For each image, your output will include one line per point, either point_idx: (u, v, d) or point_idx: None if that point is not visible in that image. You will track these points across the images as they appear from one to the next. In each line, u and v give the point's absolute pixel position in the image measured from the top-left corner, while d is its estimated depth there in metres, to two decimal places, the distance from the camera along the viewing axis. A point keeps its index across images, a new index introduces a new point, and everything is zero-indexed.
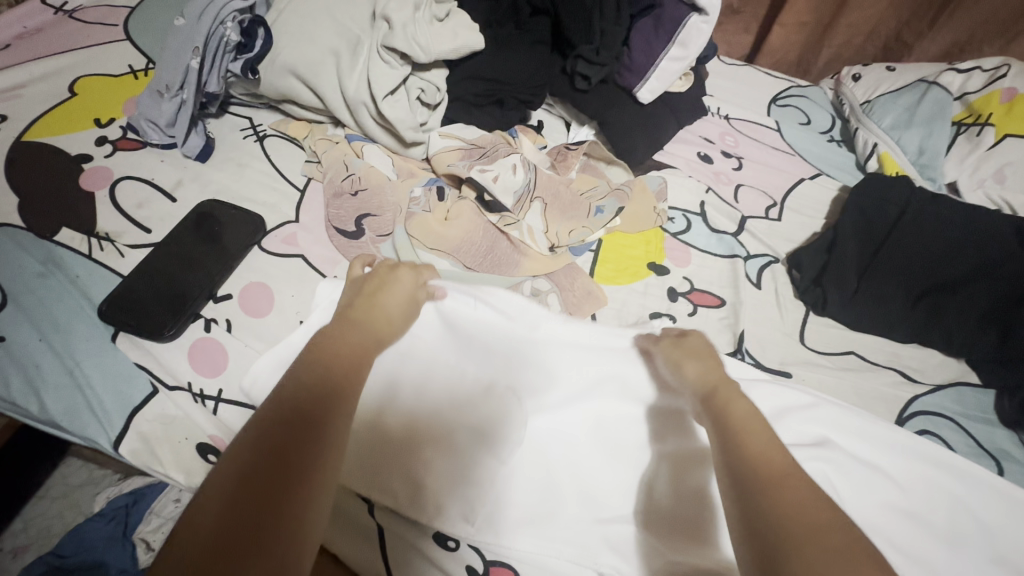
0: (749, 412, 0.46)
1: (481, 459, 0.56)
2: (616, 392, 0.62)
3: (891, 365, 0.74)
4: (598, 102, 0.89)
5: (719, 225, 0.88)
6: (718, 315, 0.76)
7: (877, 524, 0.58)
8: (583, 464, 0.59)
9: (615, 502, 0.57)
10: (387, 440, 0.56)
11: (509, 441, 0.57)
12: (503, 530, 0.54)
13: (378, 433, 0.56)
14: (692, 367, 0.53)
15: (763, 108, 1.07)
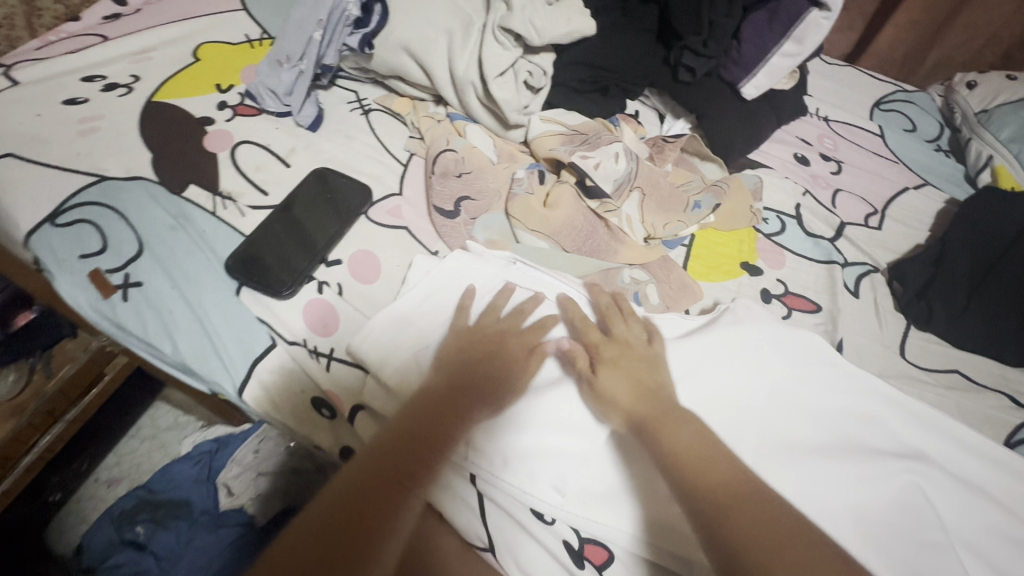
0: (692, 439, 0.50)
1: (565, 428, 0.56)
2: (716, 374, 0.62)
3: (997, 388, 0.71)
4: (701, 95, 0.88)
5: (814, 229, 0.86)
6: (814, 321, 0.74)
7: (981, 549, 0.57)
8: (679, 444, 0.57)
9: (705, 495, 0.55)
10: (482, 379, 0.57)
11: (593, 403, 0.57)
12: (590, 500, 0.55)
13: (488, 372, 0.57)
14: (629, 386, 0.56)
15: (864, 112, 1.03)
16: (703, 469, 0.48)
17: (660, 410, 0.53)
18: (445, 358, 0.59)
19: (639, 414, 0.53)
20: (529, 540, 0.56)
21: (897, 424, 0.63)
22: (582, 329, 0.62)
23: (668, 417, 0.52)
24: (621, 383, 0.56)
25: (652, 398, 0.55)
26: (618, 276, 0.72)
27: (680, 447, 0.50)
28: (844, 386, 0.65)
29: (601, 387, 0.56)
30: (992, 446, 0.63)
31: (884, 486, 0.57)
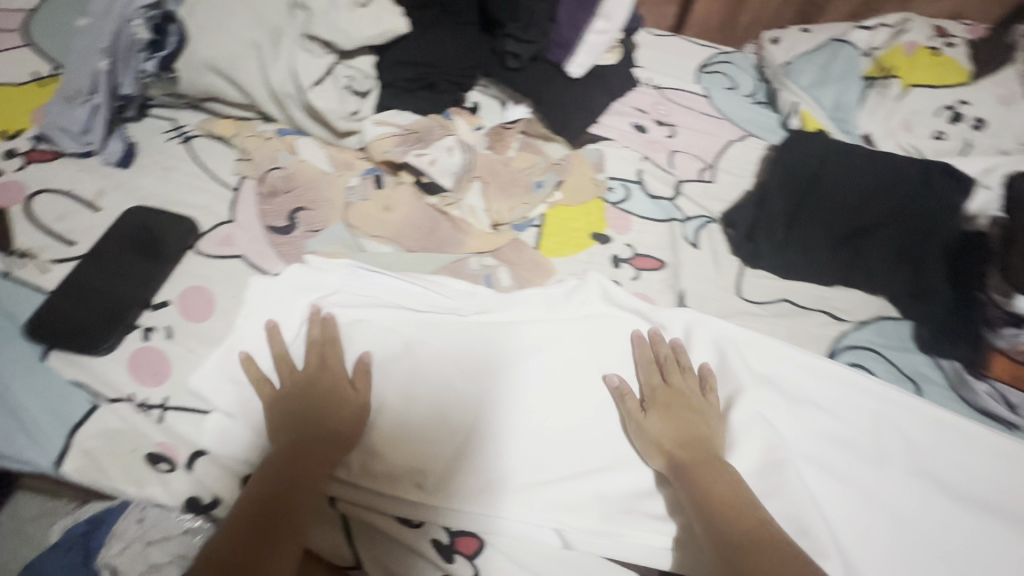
0: (728, 476, 0.56)
1: (434, 430, 0.60)
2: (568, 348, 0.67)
3: (819, 308, 0.78)
4: (530, 81, 0.91)
5: (656, 191, 0.92)
6: (660, 277, 0.79)
7: (808, 452, 0.65)
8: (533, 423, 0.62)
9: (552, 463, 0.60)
10: (312, 438, 0.55)
11: (456, 400, 0.62)
12: (455, 493, 0.57)
13: (325, 426, 0.56)
14: (661, 424, 0.60)
15: (691, 76, 1.11)
16: (730, 512, 0.53)
17: (699, 454, 0.58)
18: (292, 426, 0.56)
19: (676, 454, 0.58)
20: (401, 548, 0.55)
21: (730, 359, 0.69)
22: (667, 369, 0.66)
23: (707, 462, 0.57)
24: (667, 427, 0.60)
25: (691, 437, 0.59)
26: (467, 266, 0.73)
27: (716, 489, 0.55)
28: (674, 335, 0.71)
29: (647, 428, 0.61)
30: (815, 359, 0.71)
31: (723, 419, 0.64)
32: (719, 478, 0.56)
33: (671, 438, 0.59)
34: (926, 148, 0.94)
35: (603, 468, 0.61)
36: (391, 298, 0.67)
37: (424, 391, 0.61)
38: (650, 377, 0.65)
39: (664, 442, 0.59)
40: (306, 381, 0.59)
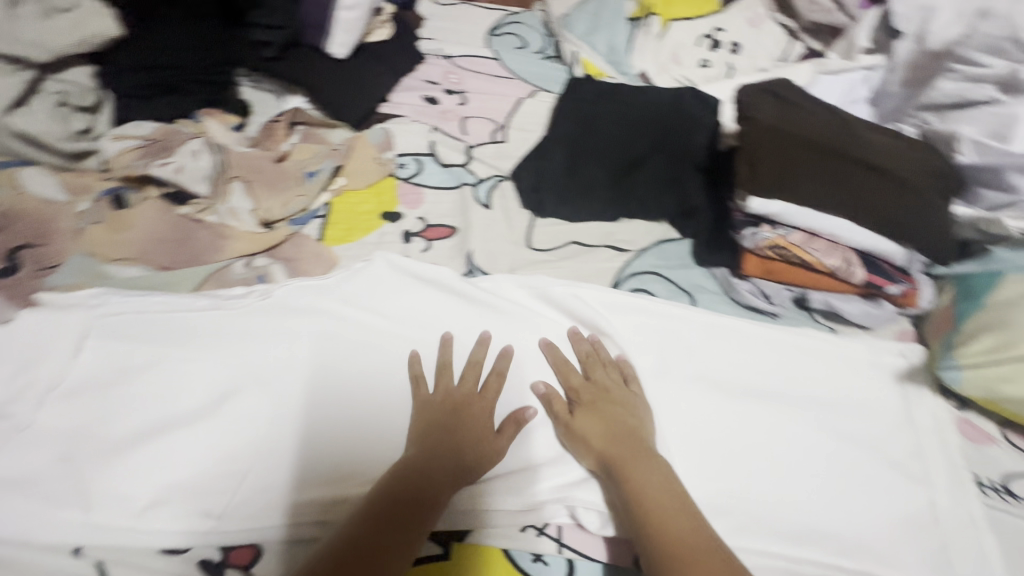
0: (660, 472, 0.56)
1: (206, 444, 0.57)
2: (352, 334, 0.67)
3: (604, 243, 0.81)
4: (292, 68, 0.88)
5: (448, 159, 0.91)
6: (450, 244, 0.79)
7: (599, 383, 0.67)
8: (315, 417, 0.61)
9: (332, 453, 0.59)
10: (475, 437, 0.59)
11: (234, 409, 0.60)
12: (225, 507, 0.54)
13: (476, 423, 0.60)
14: (591, 427, 0.61)
15: (481, 41, 1.11)
16: (659, 511, 0.53)
17: (632, 451, 0.58)
18: (448, 426, 0.60)
19: (608, 452, 0.58)
20: None
21: (507, 308, 0.71)
22: (590, 364, 0.67)
23: (635, 461, 0.57)
24: (597, 426, 0.60)
25: (624, 436, 0.59)
26: (232, 272, 0.69)
27: (647, 488, 0.55)
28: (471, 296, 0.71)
29: (582, 429, 0.61)
30: (600, 292, 0.74)
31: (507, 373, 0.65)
32: (649, 483, 0.55)
33: (602, 439, 0.59)
34: (694, 75, 1.00)
35: (394, 445, 0.60)
36: (151, 322, 0.63)
37: (190, 409, 0.59)
38: (569, 377, 0.66)
39: (593, 443, 0.59)
40: (450, 397, 0.62)
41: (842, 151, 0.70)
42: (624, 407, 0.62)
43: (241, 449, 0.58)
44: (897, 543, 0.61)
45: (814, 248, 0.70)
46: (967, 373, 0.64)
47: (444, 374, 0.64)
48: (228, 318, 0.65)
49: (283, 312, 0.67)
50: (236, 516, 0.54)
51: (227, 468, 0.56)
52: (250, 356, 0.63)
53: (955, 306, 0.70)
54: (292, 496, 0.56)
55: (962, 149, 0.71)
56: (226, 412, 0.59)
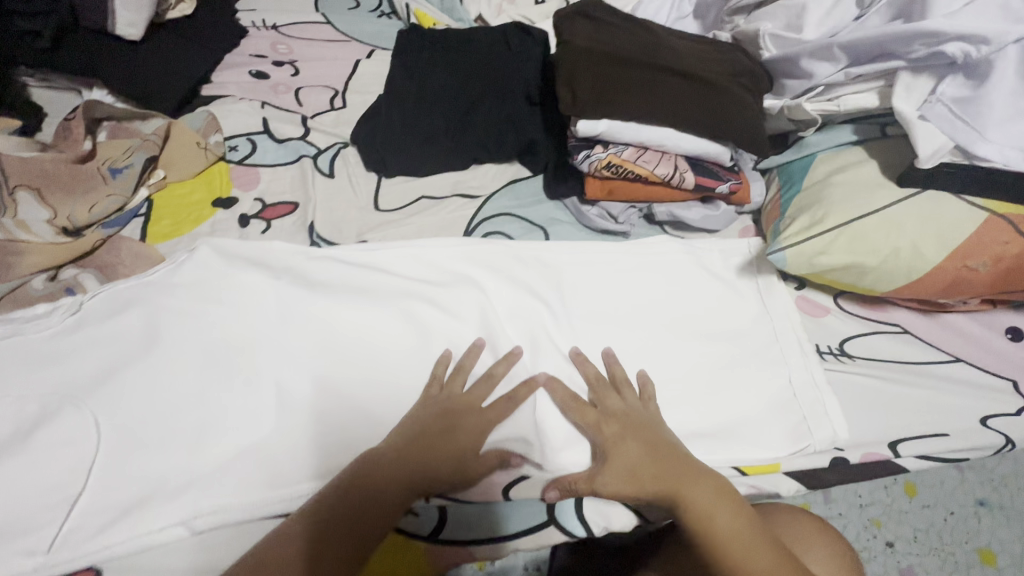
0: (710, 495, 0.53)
1: (17, 475, 0.50)
2: (190, 328, 0.60)
3: (454, 193, 0.80)
4: (80, 56, 0.80)
5: (284, 134, 0.86)
6: (291, 220, 0.75)
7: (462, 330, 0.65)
8: (157, 425, 0.55)
9: (178, 459, 0.54)
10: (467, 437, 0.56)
11: (53, 432, 0.53)
12: (50, 539, 0.48)
13: (473, 434, 0.56)
14: (633, 458, 0.55)
15: (309, 6, 1.04)
16: (732, 541, 0.50)
17: (682, 476, 0.53)
18: (426, 426, 0.56)
19: (659, 483, 0.53)
20: None
21: (356, 276, 0.68)
22: (599, 392, 0.61)
23: (688, 485, 0.53)
24: (638, 456, 0.55)
25: (666, 460, 0.55)
26: (31, 289, 0.62)
27: (707, 511, 0.52)
28: (319, 270, 0.67)
29: (623, 458, 0.55)
30: (452, 242, 0.72)
31: (364, 338, 0.63)
32: (710, 502, 0.52)
33: (648, 470, 0.54)
34: (529, 13, 0.98)
35: (253, 438, 0.56)
36: None
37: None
38: (585, 413, 0.59)
39: (637, 474, 0.54)
40: (468, 397, 0.58)
41: (653, 62, 0.71)
42: (659, 436, 0.57)
43: (64, 476, 0.51)
44: (762, 420, 0.63)
45: (644, 160, 0.72)
46: (791, 252, 0.66)
47: (459, 376, 0.60)
48: (33, 341, 0.58)
49: (102, 318, 0.60)
50: (74, 545, 0.48)
51: (48, 498, 0.50)
52: (66, 376, 0.56)
53: (781, 195, 0.74)
54: (133, 511, 0.51)
55: (764, 45, 0.74)
56: (46, 436, 0.53)
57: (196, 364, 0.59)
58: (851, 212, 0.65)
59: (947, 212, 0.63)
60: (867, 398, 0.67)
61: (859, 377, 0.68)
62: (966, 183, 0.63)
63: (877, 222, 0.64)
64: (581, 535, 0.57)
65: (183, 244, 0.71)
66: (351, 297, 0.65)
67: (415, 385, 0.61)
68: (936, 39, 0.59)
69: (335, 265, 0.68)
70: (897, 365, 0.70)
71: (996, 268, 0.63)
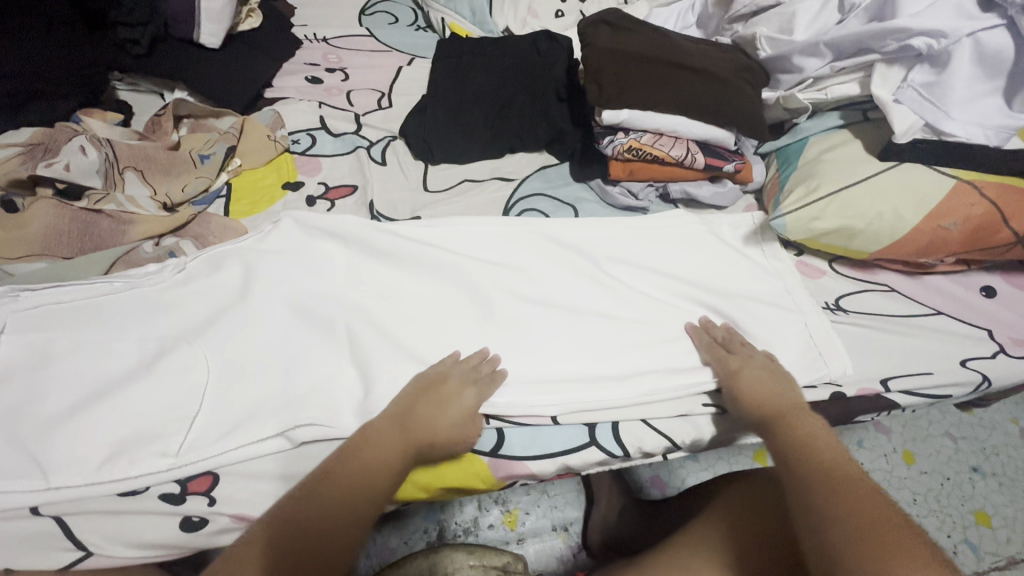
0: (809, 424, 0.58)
1: (146, 397, 0.59)
2: (277, 285, 0.70)
3: (492, 177, 0.91)
4: (166, 60, 0.91)
5: (340, 129, 0.97)
6: (353, 199, 0.86)
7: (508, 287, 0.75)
8: (255, 361, 0.65)
9: (275, 387, 0.63)
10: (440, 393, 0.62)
11: (170, 363, 0.62)
12: (177, 448, 0.58)
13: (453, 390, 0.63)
14: (751, 386, 0.64)
15: (354, 21, 1.18)
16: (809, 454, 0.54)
17: (790, 405, 0.61)
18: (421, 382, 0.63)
19: (773, 407, 0.61)
20: (131, 519, 0.56)
21: (413, 243, 0.77)
22: (730, 343, 0.71)
23: (796, 411, 0.60)
24: (762, 385, 0.64)
25: (783, 394, 0.63)
26: (140, 252, 0.72)
27: (807, 429, 0.57)
28: (380, 238, 0.77)
29: (745, 381, 0.65)
30: (494, 217, 0.83)
31: (425, 293, 0.73)
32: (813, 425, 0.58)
33: (767, 395, 0.63)
34: (551, 25, 1.11)
35: (335, 372, 0.65)
36: (72, 303, 0.65)
37: (123, 371, 0.61)
38: (717, 352, 0.70)
39: (756, 394, 0.63)
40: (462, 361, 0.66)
41: (667, 61, 0.83)
42: (782, 376, 0.66)
43: (183, 397, 0.60)
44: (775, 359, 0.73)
45: (661, 143, 0.83)
46: (790, 218, 0.77)
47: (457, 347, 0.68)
48: (148, 294, 0.67)
49: (204, 274, 0.70)
50: (198, 450, 0.58)
51: (171, 415, 0.59)
52: (178, 321, 0.66)
53: (779, 174, 0.85)
54: (242, 427, 0.60)
55: (761, 46, 0.85)
56: (165, 367, 0.62)
57: (286, 312, 0.69)
58: (840, 183, 0.76)
59: (922, 179, 0.74)
60: (861, 344, 0.77)
61: (853, 327, 0.78)
62: (938, 155, 0.74)
63: (862, 192, 0.75)
64: (619, 453, 0.66)
65: (263, 219, 0.81)
66: (413, 260, 0.76)
67: (470, 331, 0.71)
68: (905, 34, 0.71)
69: (396, 234, 0.78)
70: (887, 317, 0.80)
71: (966, 227, 0.74)
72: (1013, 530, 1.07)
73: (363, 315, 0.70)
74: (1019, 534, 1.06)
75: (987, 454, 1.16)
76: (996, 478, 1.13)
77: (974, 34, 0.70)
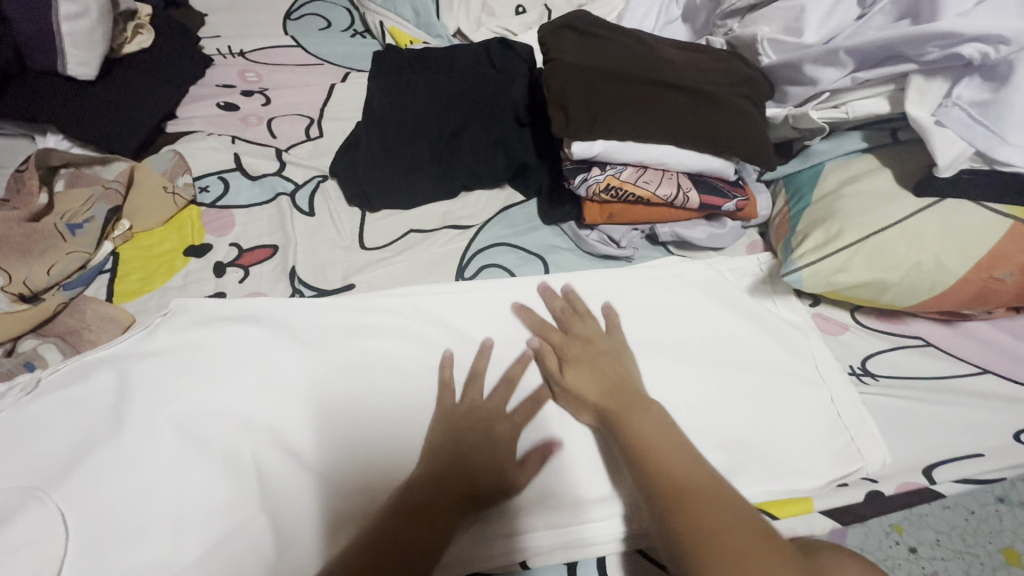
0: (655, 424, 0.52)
1: None
2: (164, 404, 0.55)
3: (444, 225, 0.75)
4: (26, 100, 0.74)
5: (258, 170, 0.80)
6: (271, 266, 0.70)
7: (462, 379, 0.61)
8: (132, 516, 0.50)
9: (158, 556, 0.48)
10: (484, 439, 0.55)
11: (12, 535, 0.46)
12: None
13: (492, 439, 0.55)
14: (586, 380, 0.57)
15: (277, 28, 0.99)
16: (667, 461, 0.49)
17: (628, 400, 0.54)
18: (457, 429, 0.55)
19: (604, 407, 0.54)
20: None
21: (344, 327, 0.63)
22: (565, 319, 0.64)
23: (633, 408, 0.53)
24: (589, 380, 0.57)
25: (618, 389, 0.56)
26: None
27: (642, 437, 0.51)
28: (304, 323, 0.63)
29: (575, 384, 0.57)
30: (445, 282, 0.67)
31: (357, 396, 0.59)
32: (659, 431, 0.51)
33: (599, 395, 0.55)
34: (510, 26, 0.94)
35: (240, 522, 0.51)
36: None
37: None
38: (551, 335, 0.62)
39: (588, 396, 0.56)
40: (490, 406, 0.57)
41: (649, 77, 0.66)
42: (616, 367, 0.58)
43: None
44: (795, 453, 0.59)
45: (645, 181, 0.68)
46: (807, 272, 0.62)
47: (476, 383, 0.59)
48: None
49: (65, 395, 0.55)
50: None
51: None
52: (26, 467, 0.50)
53: (790, 208, 0.70)
54: None
55: (762, 51, 0.71)
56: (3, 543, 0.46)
57: (176, 441, 0.54)
58: (869, 226, 0.61)
59: (969, 220, 0.60)
60: (892, 420, 0.63)
61: (882, 398, 0.64)
62: (990, 189, 0.59)
63: (897, 235, 0.60)
64: None
65: (154, 304, 0.66)
66: (345, 352, 0.61)
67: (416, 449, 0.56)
68: (951, 40, 0.55)
69: (322, 316, 0.63)
70: (924, 383, 0.66)
71: None
72: None
73: (283, 435, 0.56)
74: None
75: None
76: None
77: None
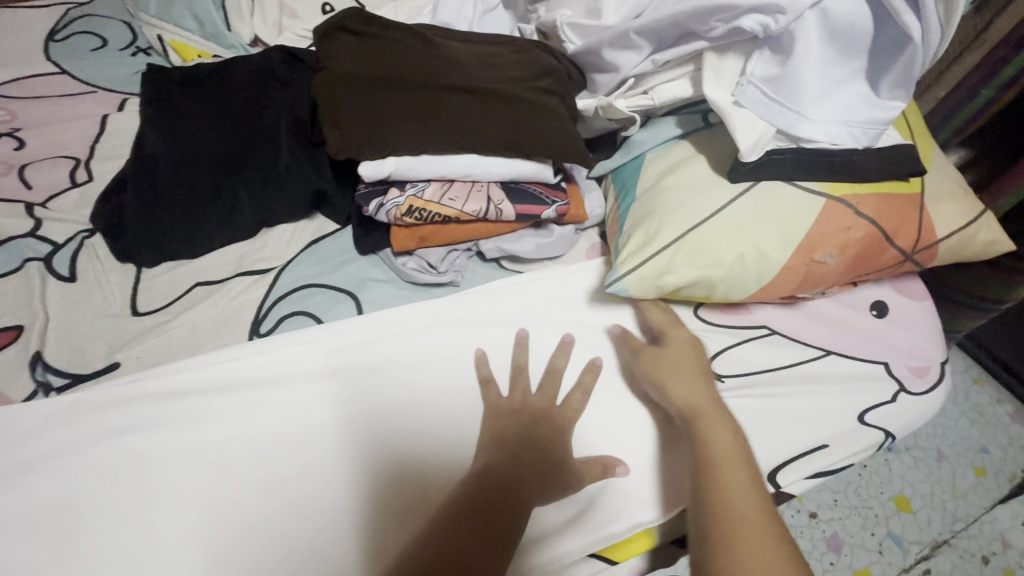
0: (729, 445, 0.50)
1: None
2: None
3: (240, 271, 0.64)
4: None
5: (4, 232, 0.65)
6: (12, 354, 0.57)
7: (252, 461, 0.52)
8: None
9: None
10: (545, 426, 0.55)
11: None
12: None
13: (562, 428, 0.55)
14: (661, 367, 0.57)
15: (35, 53, 0.83)
16: (729, 484, 0.47)
17: (711, 405, 0.53)
18: (526, 424, 0.54)
19: (681, 402, 0.54)
20: None
21: (101, 421, 0.51)
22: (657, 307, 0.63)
23: (717, 416, 0.53)
24: (678, 373, 0.56)
25: (702, 388, 0.55)
26: None
27: (718, 452, 0.50)
28: (47, 424, 0.51)
29: (655, 368, 0.57)
30: (229, 349, 0.57)
31: (111, 510, 0.48)
32: (728, 452, 0.50)
33: (683, 390, 0.55)
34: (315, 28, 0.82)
35: None
36: None
37: None
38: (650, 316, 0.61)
39: (670, 388, 0.55)
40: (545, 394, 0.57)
41: (437, 80, 0.58)
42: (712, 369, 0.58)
43: None
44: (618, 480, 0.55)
45: (451, 197, 0.60)
46: (631, 279, 0.56)
47: (521, 379, 0.58)
48: None
49: None
50: None
51: None
52: None
53: (617, 206, 0.65)
54: None
55: (568, 38, 0.64)
56: None
57: None
58: (686, 220, 0.56)
59: (783, 200, 0.56)
60: (742, 424, 0.59)
61: (729, 400, 0.60)
62: (799, 168, 0.55)
63: (715, 228, 0.56)
64: None
65: None
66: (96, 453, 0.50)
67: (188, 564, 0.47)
68: (731, 13, 0.50)
69: (71, 413, 0.51)
70: (771, 376, 0.63)
71: (845, 257, 0.57)
72: (937, 509, 0.97)
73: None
74: (939, 513, 0.96)
75: (934, 457, 1.02)
76: (910, 451, 1.02)
77: (817, 5, 0.49)
